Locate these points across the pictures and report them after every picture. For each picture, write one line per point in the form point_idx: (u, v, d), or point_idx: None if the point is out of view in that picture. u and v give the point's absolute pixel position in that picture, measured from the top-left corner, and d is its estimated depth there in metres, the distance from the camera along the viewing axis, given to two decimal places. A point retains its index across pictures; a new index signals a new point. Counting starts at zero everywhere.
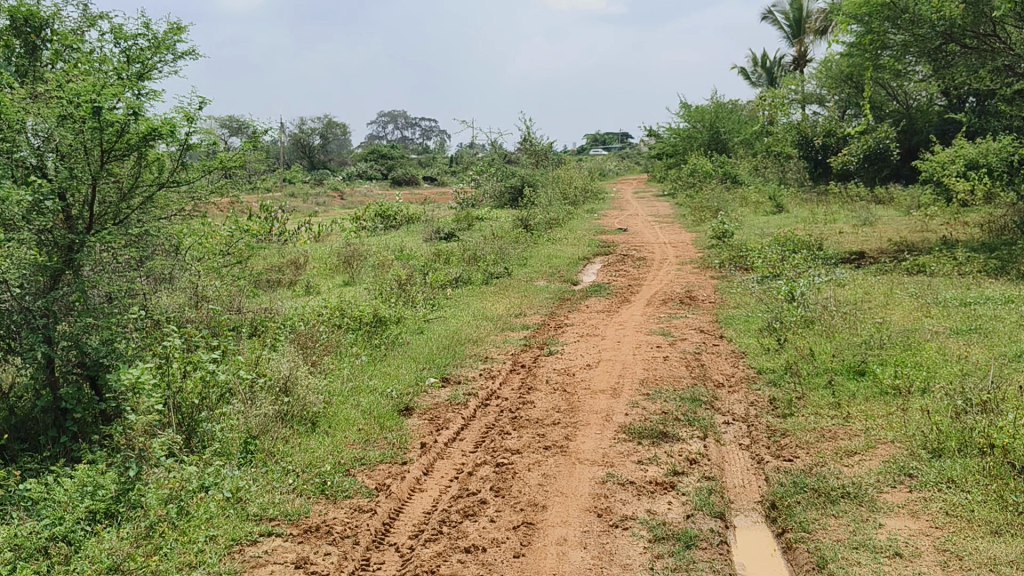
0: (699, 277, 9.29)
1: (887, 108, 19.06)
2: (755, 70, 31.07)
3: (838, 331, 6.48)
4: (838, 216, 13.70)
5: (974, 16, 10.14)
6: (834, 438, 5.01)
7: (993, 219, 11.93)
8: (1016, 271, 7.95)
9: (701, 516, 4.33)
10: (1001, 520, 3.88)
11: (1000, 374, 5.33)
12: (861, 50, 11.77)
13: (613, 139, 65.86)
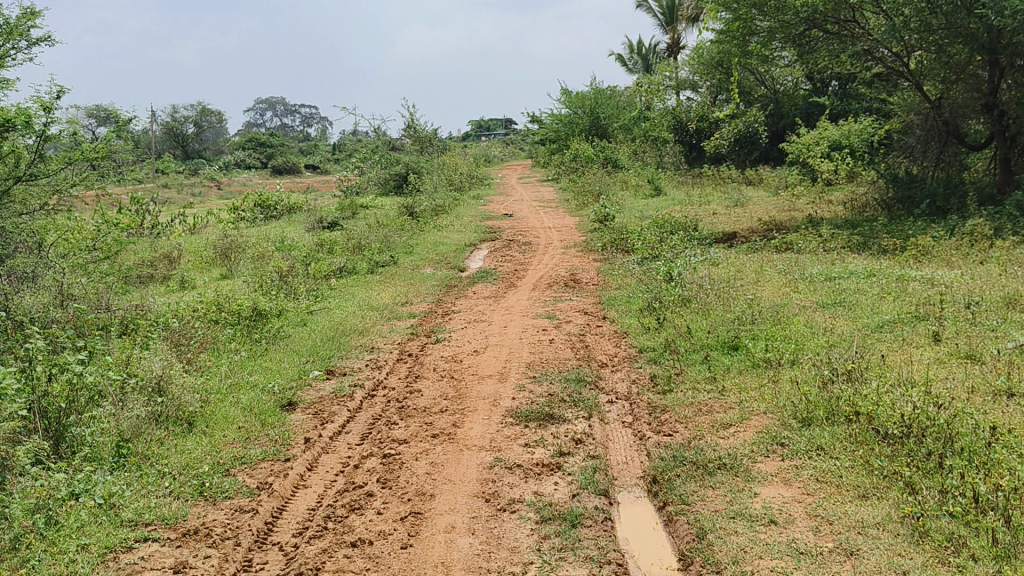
0: (583, 260, 9.42)
1: (756, 93, 19.82)
2: (631, 57, 31.69)
3: (712, 308, 6.71)
4: (713, 197, 14.17)
5: (833, 3, 10.66)
6: (710, 412, 5.20)
7: (856, 197, 12.60)
8: (876, 247, 8.43)
9: (587, 494, 4.42)
10: (868, 485, 4.12)
11: (863, 344, 5.65)
12: (730, 36, 11.97)
13: (498, 126, 66.05)
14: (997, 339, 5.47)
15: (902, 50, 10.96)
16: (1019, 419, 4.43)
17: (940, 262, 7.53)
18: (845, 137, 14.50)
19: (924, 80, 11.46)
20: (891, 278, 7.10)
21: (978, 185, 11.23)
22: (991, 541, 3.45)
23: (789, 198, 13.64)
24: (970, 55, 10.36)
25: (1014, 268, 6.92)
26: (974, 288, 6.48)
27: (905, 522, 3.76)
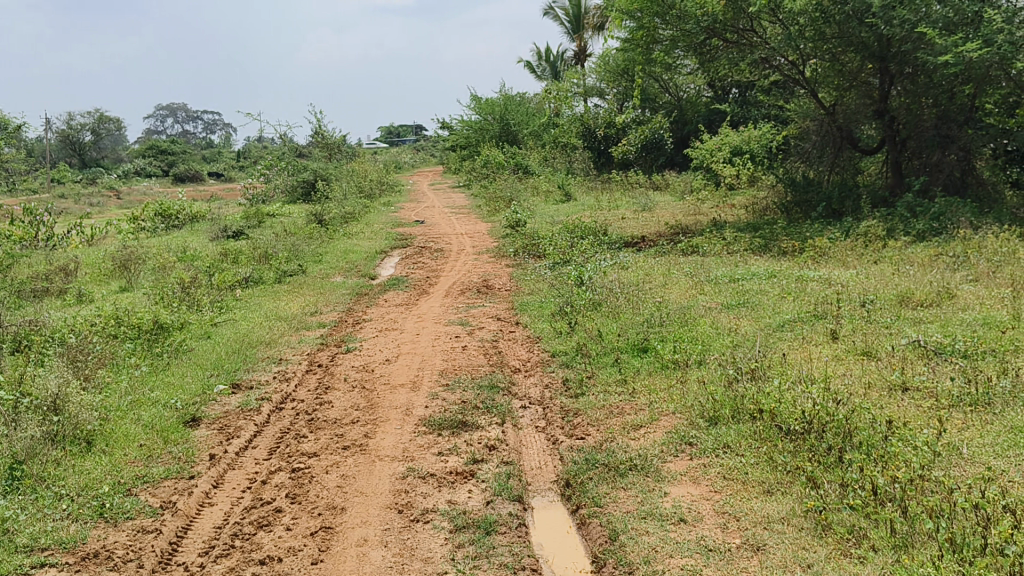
0: (495, 266, 9.44)
1: (661, 100, 20.30)
2: (539, 63, 31.98)
3: (622, 311, 6.81)
4: (621, 202, 14.42)
5: (732, 12, 10.99)
6: (621, 414, 5.26)
7: (757, 200, 13.01)
8: (777, 249, 8.73)
9: (500, 501, 4.42)
10: (773, 480, 4.25)
11: (766, 343, 5.82)
12: (634, 44, 12.20)
13: (408, 132, 65.66)
14: (890, 336, 5.73)
15: (797, 59, 11.39)
16: (913, 412, 4.65)
17: (837, 263, 7.85)
18: (746, 143, 15.00)
19: (819, 87, 11.95)
20: (790, 279, 7.35)
21: (871, 188, 11.78)
22: (889, 532, 3.60)
23: (694, 202, 13.99)
24: (861, 63, 10.97)
25: (904, 267, 7.27)
26: (868, 287, 6.77)
27: (808, 516, 3.89)
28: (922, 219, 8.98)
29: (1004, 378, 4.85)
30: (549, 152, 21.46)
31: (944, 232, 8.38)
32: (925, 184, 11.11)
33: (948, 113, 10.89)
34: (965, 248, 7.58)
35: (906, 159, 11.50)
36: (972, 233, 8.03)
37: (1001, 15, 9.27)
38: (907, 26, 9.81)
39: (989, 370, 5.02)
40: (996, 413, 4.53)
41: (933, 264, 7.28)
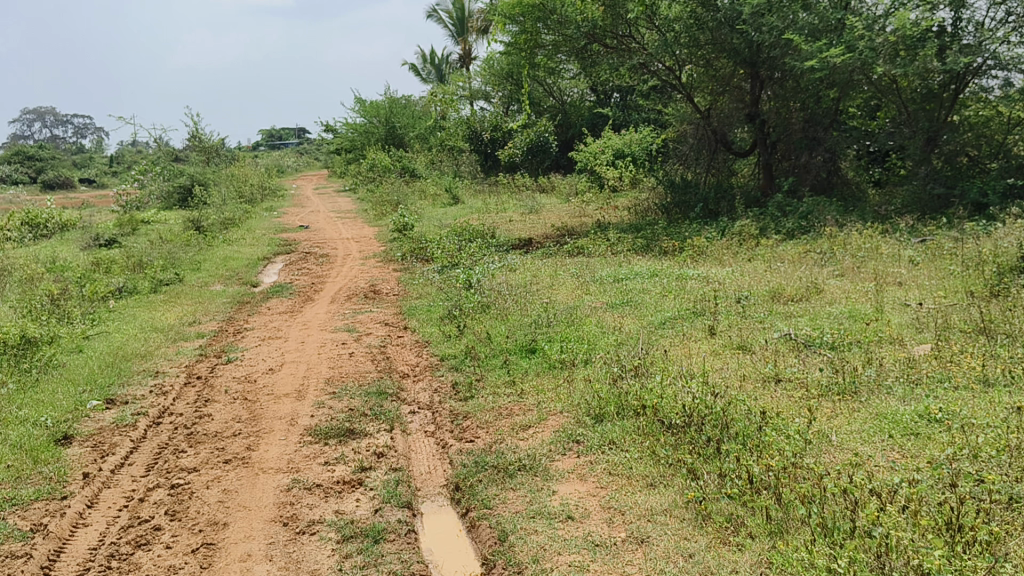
0: (383, 270, 9.36)
1: (545, 104, 20.62)
2: (424, 67, 31.86)
3: (510, 314, 6.86)
4: (508, 204, 14.53)
5: (611, 18, 11.24)
6: (510, 415, 5.29)
7: (639, 201, 13.35)
8: (658, 249, 8.98)
9: (389, 508, 4.37)
10: (656, 474, 4.36)
11: (648, 340, 5.98)
12: (517, 48, 12.29)
13: (290, 135, 64.26)
14: (764, 330, 5.98)
15: (674, 64, 11.75)
16: (786, 402, 4.87)
17: (714, 261, 8.12)
18: (627, 146, 15.48)
19: (694, 92, 12.36)
20: (671, 277, 7.58)
21: (746, 189, 12.30)
22: (765, 519, 3.76)
23: (580, 204, 14.23)
24: (733, 68, 11.47)
25: (776, 264, 7.61)
26: (743, 284, 7.05)
27: (690, 507, 4.02)
28: (792, 218, 9.42)
29: (868, 367, 5.14)
30: (436, 155, 21.37)
31: (812, 230, 8.82)
32: (794, 184, 11.69)
33: (814, 116, 11.50)
34: (831, 245, 7.99)
35: (777, 161, 12.06)
36: (837, 231, 8.47)
37: (861, 22, 9.86)
38: (775, 32, 10.32)
39: (854, 360, 5.31)
40: (862, 400, 4.79)
41: (803, 260, 7.64)
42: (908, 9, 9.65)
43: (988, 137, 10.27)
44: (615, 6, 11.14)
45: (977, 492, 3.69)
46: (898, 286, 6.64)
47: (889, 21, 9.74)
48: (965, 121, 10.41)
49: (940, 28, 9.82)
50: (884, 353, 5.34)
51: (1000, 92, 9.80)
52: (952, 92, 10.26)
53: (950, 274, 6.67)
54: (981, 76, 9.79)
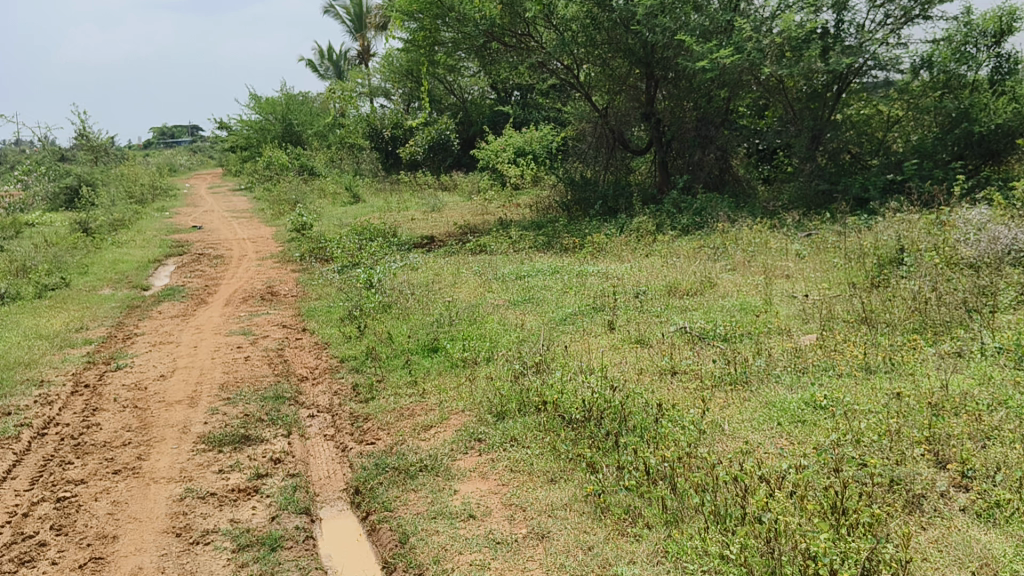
0: (280, 271, 9.14)
1: (446, 101, 20.60)
2: (322, 63, 31.30)
3: (412, 313, 6.80)
4: (410, 203, 14.42)
5: (509, 16, 11.24)
6: (412, 415, 5.22)
7: (541, 199, 13.45)
8: (559, 246, 9.07)
9: (286, 515, 4.26)
10: (557, 469, 4.39)
11: (549, 337, 6.02)
12: (416, 45, 12.18)
13: (184, 133, 62.15)
14: (660, 324, 6.10)
15: (572, 63, 11.87)
16: (681, 394, 4.98)
17: (613, 258, 8.24)
18: (528, 144, 15.60)
19: (592, 91, 12.49)
20: (572, 273, 7.66)
21: (643, 187, 12.56)
22: (662, 509, 3.85)
23: (482, 202, 14.25)
24: (629, 68, 11.68)
25: (672, 259, 7.79)
26: (641, 280, 7.19)
27: (589, 500, 4.06)
28: (687, 214, 9.68)
29: (758, 358, 5.31)
30: (336, 153, 21.01)
31: (706, 226, 9.07)
32: (689, 182, 12.01)
33: (707, 115, 11.85)
34: (724, 240, 8.23)
35: (673, 159, 12.36)
36: (729, 226, 8.73)
37: (749, 24, 10.21)
38: (669, 33, 10.55)
39: (746, 350, 5.47)
40: (752, 389, 4.95)
41: (697, 255, 7.84)
42: (794, 11, 10.05)
43: (868, 135, 10.89)
44: (513, 4, 11.14)
45: (859, 475, 3.87)
46: (787, 279, 6.89)
47: (776, 23, 10.14)
48: (847, 120, 10.93)
49: (823, 30, 10.24)
50: (773, 343, 5.53)
51: (883, 91, 10.53)
52: (835, 92, 10.79)
53: (834, 266, 6.98)
54: (863, 75, 10.35)
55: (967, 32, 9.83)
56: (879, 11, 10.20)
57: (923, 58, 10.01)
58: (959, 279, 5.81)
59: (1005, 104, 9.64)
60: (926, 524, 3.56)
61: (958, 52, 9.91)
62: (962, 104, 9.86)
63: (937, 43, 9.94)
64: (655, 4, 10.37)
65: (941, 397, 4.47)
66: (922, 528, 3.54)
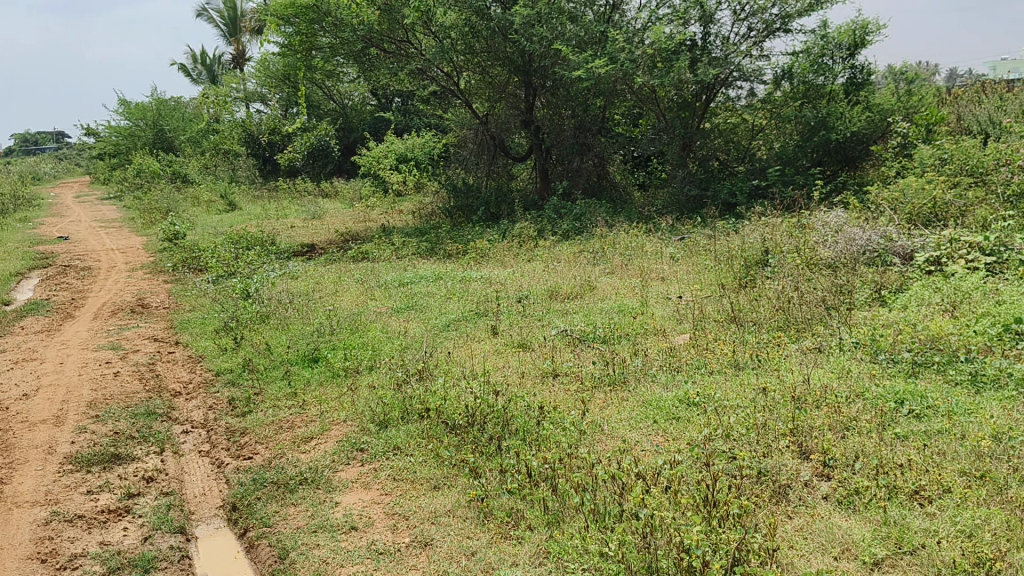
0: (152, 282, 8.77)
1: (324, 107, 20.37)
2: (194, 67, 30.27)
3: (291, 323, 6.65)
4: (289, 210, 14.11)
5: (387, 23, 11.17)
6: (291, 428, 5.10)
7: (423, 205, 13.42)
8: (442, 252, 9.08)
9: (160, 535, 4.08)
10: (439, 476, 4.38)
11: (432, 343, 6.01)
12: (292, 49, 11.94)
13: (47, 140, 58.83)
14: (542, 327, 6.20)
15: (452, 70, 11.90)
16: (562, 396, 5.06)
17: (496, 263, 8.31)
18: (410, 151, 15.24)
19: (473, 98, 12.53)
20: (455, 279, 7.68)
21: (524, 193, 12.73)
22: (543, 510, 3.90)
23: (364, 209, 14.10)
24: (508, 76, 11.81)
25: (553, 264, 7.91)
26: (523, 284, 7.28)
27: (472, 505, 4.06)
28: (567, 220, 9.86)
29: (636, 358, 5.46)
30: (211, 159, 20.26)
31: (585, 231, 9.28)
32: (568, 188, 12.26)
33: (584, 123, 12.13)
34: (602, 244, 8.43)
35: (552, 166, 12.58)
36: (607, 231, 8.95)
37: (622, 35, 10.54)
38: (545, 42, 10.75)
39: (624, 351, 5.62)
40: (630, 389, 5.08)
41: (577, 260, 8.00)
42: (664, 24, 10.43)
43: (735, 143, 11.44)
44: (391, 11, 11.08)
45: (729, 468, 4.03)
46: (662, 281, 7.12)
47: (647, 34, 10.50)
48: (715, 128, 11.40)
49: (692, 42, 10.67)
50: (649, 343, 5.70)
51: (746, 102, 10.95)
52: (703, 102, 11.25)
53: (705, 269, 7.25)
54: (729, 87, 10.81)
55: (824, 44, 10.40)
56: (743, 24, 10.68)
57: (784, 70, 10.52)
58: (819, 279, 6.16)
59: (858, 113, 10.38)
60: (792, 512, 3.74)
61: (817, 64, 10.47)
62: (819, 114, 10.35)
63: (798, 55, 10.46)
64: (532, 14, 10.53)
65: (804, 391, 4.72)
66: (788, 517, 3.72)
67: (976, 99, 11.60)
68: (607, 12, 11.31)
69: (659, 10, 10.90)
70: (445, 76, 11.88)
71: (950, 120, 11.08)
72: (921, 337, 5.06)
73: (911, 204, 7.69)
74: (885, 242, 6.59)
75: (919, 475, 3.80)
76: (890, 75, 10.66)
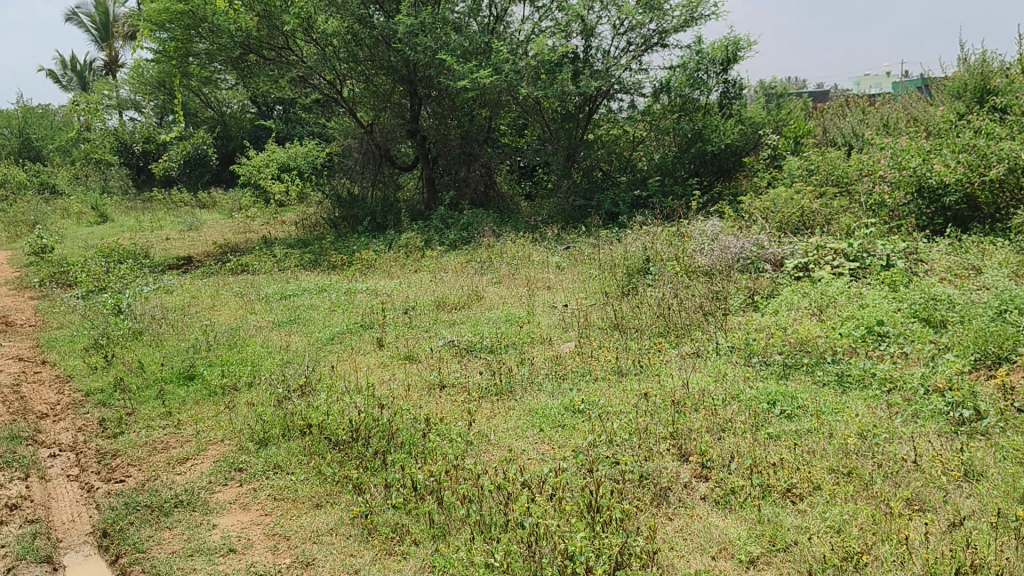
0: (15, 299, 8.25)
1: (202, 115, 19.79)
2: (64, 74, 28.87)
3: (166, 339, 6.39)
4: (165, 222, 13.58)
5: (267, 29, 10.97)
6: (166, 448, 4.87)
7: (306, 216, 13.14)
8: (326, 263, 8.92)
9: (24, 566, 3.82)
10: (322, 493, 4.25)
11: (315, 357, 5.89)
12: (167, 56, 11.35)
13: None
14: (429, 338, 6.16)
15: (335, 79, 11.74)
16: (448, 407, 5.02)
17: (382, 274, 8.22)
18: (292, 160, 15.13)
19: (356, 107, 12.41)
20: (340, 291, 7.55)
21: (410, 203, 12.66)
22: (429, 524, 3.85)
23: (243, 220, 13.76)
24: (392, 85, 11.77)
25: (440, 274, 7.89)
26: (409, 295, 7.22)
27: (355, 522, 3.96)
28: (454, 230, 9.87)
29: (522, 367, 5.49)
30: (81, 169, 19.24)
31: (471, 241, 9.30)
32: (455, 198, 12.27)
33: (469, 134, 12.19)
34: (489, 254, 8.47)
35: (438, 176, 12.57)
36: (494, 241, 8.99)
37: (506, 47, 10.69)
38: (430, 52, 10.80)
39: (510, 360, 5.64)
40: (517, 398, 5.10)
41: (464, 269, 8.01)
42: (546, 36, 10.67)
43: (617, 154, 11.71)
44: (270, 17, 10.87)
45: (612, 473, 4.08)
46: (548, 290, 7.20)
47: (530, 46, 10.73)
48: (598, 139, 11.65)
49: (574, 55, 10.93)
50: (536, 352, 5.75)
51: (628, 114, 11.25)
52: (586, 113, 11.50)
53: (590, 277, 7.37)
54: (611, 99, 11.11)
55: (699, 60, 10.77)
56: (622, 39, 10.94)
57: (662, 83, 10.87)
58: (696, 285, 6.36)
59: (731, 126, 10.88)
60: (672, 514, 3.81)
61: (691, 79, 10.87)
62: (696, 127, 10.79)
63: (674, 69, 10.82)
64: (415, 23, 10.63)
65: (683, 395, 4.85)
66: (669, 519, 3.78)
67: (840, 114, 12.29)
68: (491, 23, 11.42)
69: (541, 23, 11.09)
70: (328, 84, 11.73)
71: (817, 133, 11.70)
72: (791, 340, 5.30)
73: (781, 213, 8.07)
74: (758, 250, 6.87)
75: (790, 473, 3.95)
76: (760, 91, 11.15)
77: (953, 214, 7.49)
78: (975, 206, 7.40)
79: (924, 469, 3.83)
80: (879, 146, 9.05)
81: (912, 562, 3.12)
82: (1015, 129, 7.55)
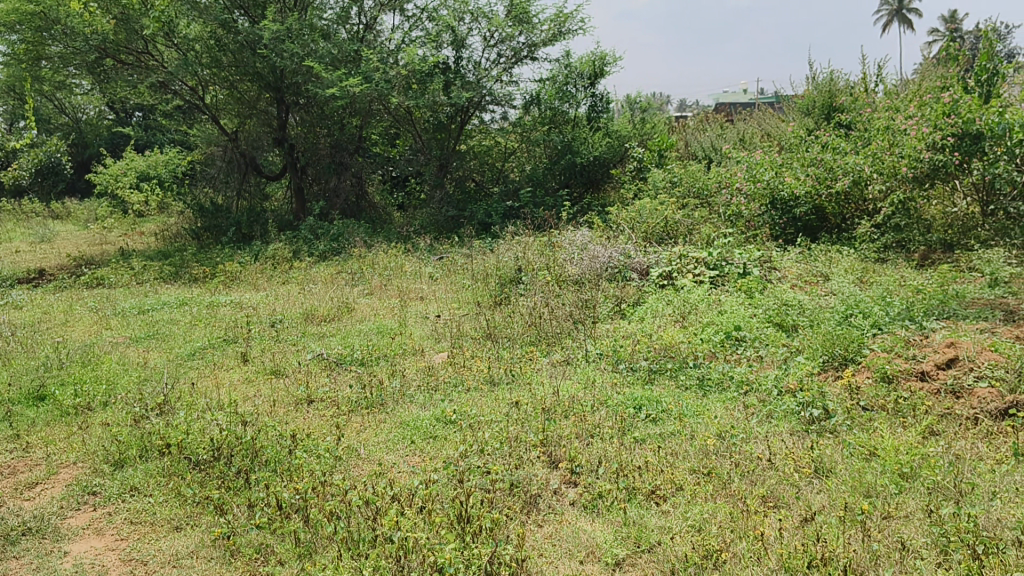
0: None
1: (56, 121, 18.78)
2: None
3: (12, 358, 6.01)
4: (14, 233, 12.80)
5: (124, 33, 10.57)
6: (12, 473, 4.57)
7: (166, 227, 12.64)
8: (188, 276, 8.63)
9: None
10: (182, 515, 4.09)
11: (174, 374, 5.67)
12: (17, 60, 10.67)
13: None
14: (296, 352, 6.05)
15: (197, 85, 11.35)
16: (316, 422, 4.93)
17: (248, 286, 8.02)
18: (152, 168, 14.49)
19: (221, 114, 12.07)
20: (202, 305, 7.32)
21: (279, 213, 12.40)
22: (294, 542, 3.75)
23: (100, 231, 13.21)
24: (258, 92, 11.50)
25: (309, 286, 7.75)
26: (276, 308, 7.07)
27: (217, 544, 3.81)
28: (324, 241, 9.73)
29: (393, 379, 5.46)
30: None
31: (342, 252, 9.21)
32: (326, 208, 12.12)
33: (339, 143, 12.09)
34: (360, 265, 8.39)
35: (307, 185, 12.38)
36: (364, 252, 8.92)
37: (376, 56, 10.65)
38: (297, 59, 10.61)
39: (381, 372, 5.61)
40: (387, 411, 5.06)
41: (335, 280, 7.91)
42: (417, 46, 10.69)
43: (489, 164, 11.83)
44: (127, 21, 10.49)
45: (482, 483, 4.10)
46: (421, 301, 7.19)
47: (400, 56, 10.72)
48: (470, 150, 11.76)
49: (445, 65, 11.03)
50: (407, 363, 5.73)
51: (499, 125, 11.42)
52: (458, 123, 11.53)
53: (462, 288, 7.40)
54: (483, 110, 11.23)
55: (568, 73, 11.19)
56: (493, 50, 11.07)
57: (533, 96, 11.16)
58: (565, 294, 6.50)
59: (599, 139, 11.22)
60: (541, 521, 3.85)
61: (561, 92, 11.23)
62: (565, 138, 11.08)
63: (544, 83, 11.14)
64: (281, 29, 10.40)
65: (553, 402, 4.93)
66: (538, 526, 3.82)
67: (702, 127, 12.81)
68: (361, 31, 11.54)
69: (411, 33, 11.12)
70: (190, 90, 11.35)
71: (680, 146, 12.19)
72: (656, 347, 5.49)
73: (646, 223, 8.31)
74: (625, 260, 7.08)
75: (654, 476, 4.07)
76: (627, 105, 11.70)
77: (804, 224, 8.03)
78: (823, 217, 7.97)
79: (778, 467, 4.02)
80: (736, 159, 9.49)
81: (768, 558, 3.26)
82: (858, 144, 8.07)
